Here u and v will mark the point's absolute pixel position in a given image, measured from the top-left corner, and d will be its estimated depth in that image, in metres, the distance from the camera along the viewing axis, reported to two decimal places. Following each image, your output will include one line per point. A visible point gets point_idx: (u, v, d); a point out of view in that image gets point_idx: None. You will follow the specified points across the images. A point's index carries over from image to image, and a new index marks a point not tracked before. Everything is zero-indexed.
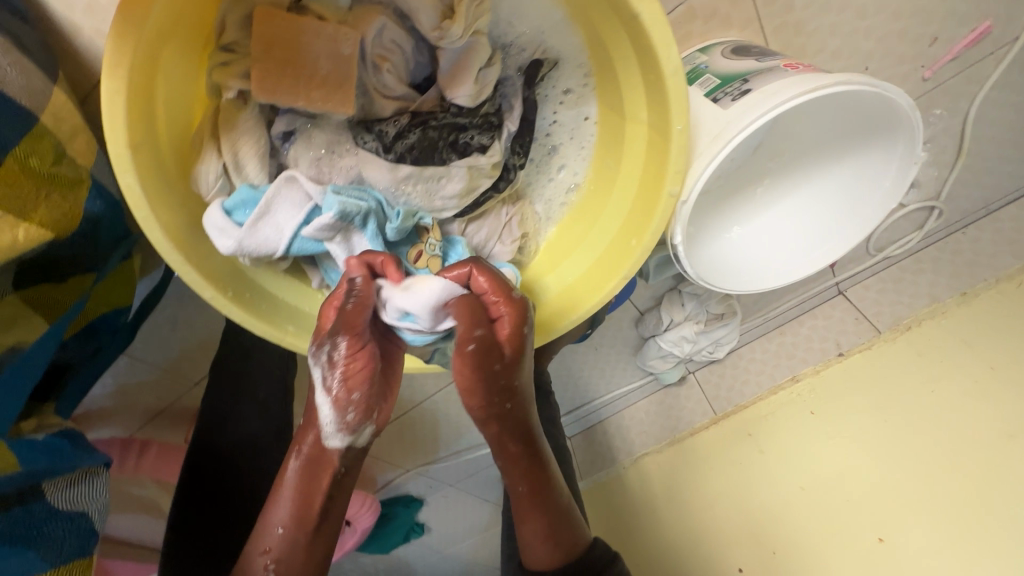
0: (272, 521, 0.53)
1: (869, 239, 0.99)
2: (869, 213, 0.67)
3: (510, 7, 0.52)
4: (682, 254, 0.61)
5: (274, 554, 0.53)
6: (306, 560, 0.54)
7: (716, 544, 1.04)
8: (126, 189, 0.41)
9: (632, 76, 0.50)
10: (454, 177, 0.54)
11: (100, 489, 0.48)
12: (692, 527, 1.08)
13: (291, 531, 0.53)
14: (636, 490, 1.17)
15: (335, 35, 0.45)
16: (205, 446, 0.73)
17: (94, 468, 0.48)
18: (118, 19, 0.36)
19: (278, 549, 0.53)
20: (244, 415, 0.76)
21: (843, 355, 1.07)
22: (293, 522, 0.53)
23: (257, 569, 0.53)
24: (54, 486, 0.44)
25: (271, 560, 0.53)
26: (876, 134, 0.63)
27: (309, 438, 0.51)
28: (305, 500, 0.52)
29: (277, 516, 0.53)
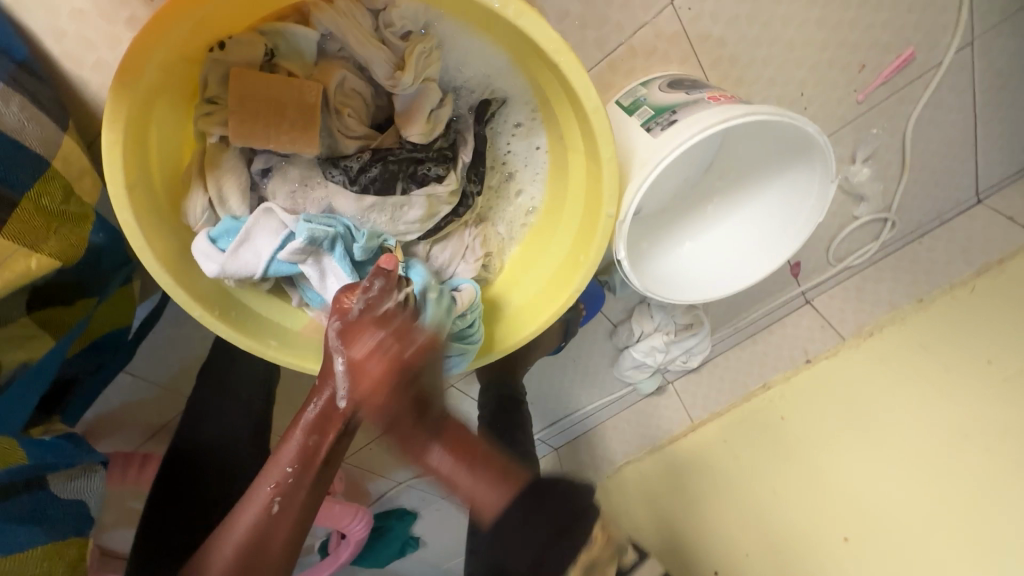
0: (281, 464, 0.54)
1: (828, 249, 1.04)
2: (800, 227, 0.72)
3: (458, 58, 0.58)
4: (625, 270, 0.67)
5: (280, 492, 0.53)
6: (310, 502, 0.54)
7: (692, 549, 1.07)
8: (124, 224, 0.48)
9: (566, 112, 0.57)
10: (414, 205, 0.61)
11: (96, 484, 0.53)
12: (667, 531, 1.11)
13: (297, 473, 0.54)
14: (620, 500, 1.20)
15: (301, 87, 0.52)
16: (178, 456, 0.74)
17: (92, 464, 0.54)
18: (116, 85, 0.43)
19: (286, 485, 0.53)
20: (220, 423, 0.76)
21: (810, 361, 1.12)
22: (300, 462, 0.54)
23: (258, 503, 0.53)
24: (57, 478, 0.50)
25: (277, 493, 0.53)
26: (797, 156, 0.69)
27: (328, 393, 0.55)
28: (317, 443, 0.54)
29: (286, 456, 0.54)
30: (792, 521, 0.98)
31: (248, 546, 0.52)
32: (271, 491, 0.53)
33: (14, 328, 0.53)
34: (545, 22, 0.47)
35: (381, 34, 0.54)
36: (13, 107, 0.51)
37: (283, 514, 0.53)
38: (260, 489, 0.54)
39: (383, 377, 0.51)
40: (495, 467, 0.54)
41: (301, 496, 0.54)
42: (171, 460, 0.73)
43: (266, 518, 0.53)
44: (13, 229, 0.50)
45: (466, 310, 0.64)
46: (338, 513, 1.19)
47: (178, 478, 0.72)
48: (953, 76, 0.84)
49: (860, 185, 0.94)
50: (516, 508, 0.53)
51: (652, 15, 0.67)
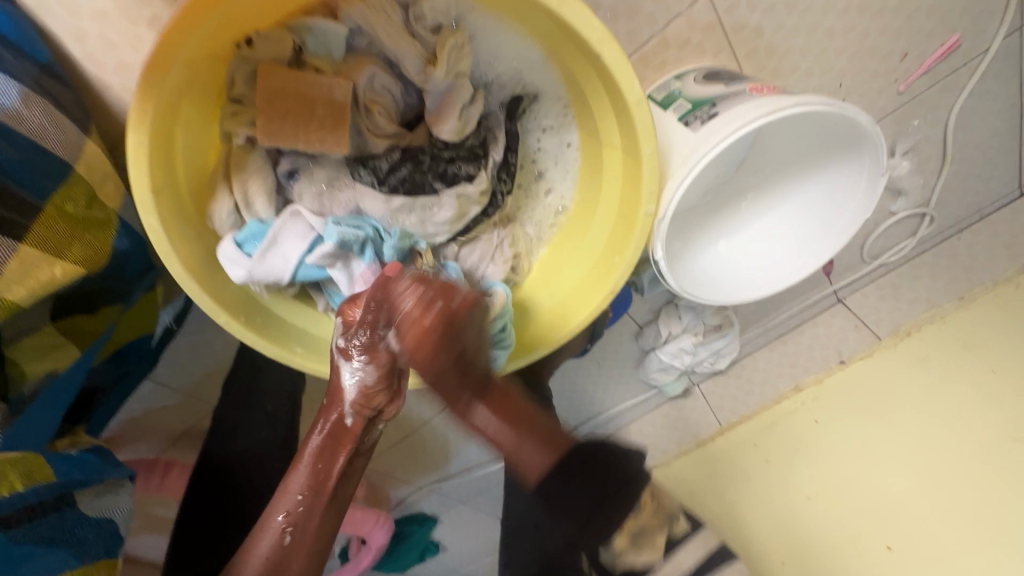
0: (293, 493, 0.55)
1: (862, 247, 1.01)
2: (846, 223, 0.69)
3: (489, 51, 0.56)
4: (664, 269, 0.64)
5: (291, 520, 0.55)
6: (321, 530, 0.55)
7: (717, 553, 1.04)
8: (149, 228, 0.47)
9: (604, 106, 0.54)
10: (444, 205, 0.59)
11: (123, 500, 0.54)
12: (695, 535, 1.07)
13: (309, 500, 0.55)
14: None
15: (330, 84, 0.50)
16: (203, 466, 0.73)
17: (120, 482, 0.54)
18: (142, 84, 0.41)
19: (296, 513, 0.55)
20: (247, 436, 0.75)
21: (844, 362, 1.08)
22: (310, 489, 0.55)
23: (271, 533, 0.54)
24: (84, 496, 0.51)
25: (289, 523, 0.54)
26: (845, 149, 0.66)
27: (336, 415, 0.56)
28: (326, 468, 0.56)
29: (296, 483, 0.55)
30: (826, 526, 0.95)
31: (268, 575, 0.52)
32: (281, 522, 0.54)
33: (37, 339, 0.51)
34: (586, 10, 0.45)
35: (412, 29, 0.52)
36: (36, 111, 0.50)
37: (296, 543, 0.54)
38: (271, 519, 0.55)
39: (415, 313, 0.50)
40: (539, 423, 0.48)
41: (314, 524, 0.55)
42: (199, 472, 0.73)
43: (279, 550, 0.53)
44: (37, 236, 0.48)
45: (498, 314, 0.61)
46: (360, 519, 1.17)
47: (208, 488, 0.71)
48: (998, 63, 0.80)
49: (899, 179, 0.90)
50: (567, 472, 0.44)
51: (687, 5, 0.64)
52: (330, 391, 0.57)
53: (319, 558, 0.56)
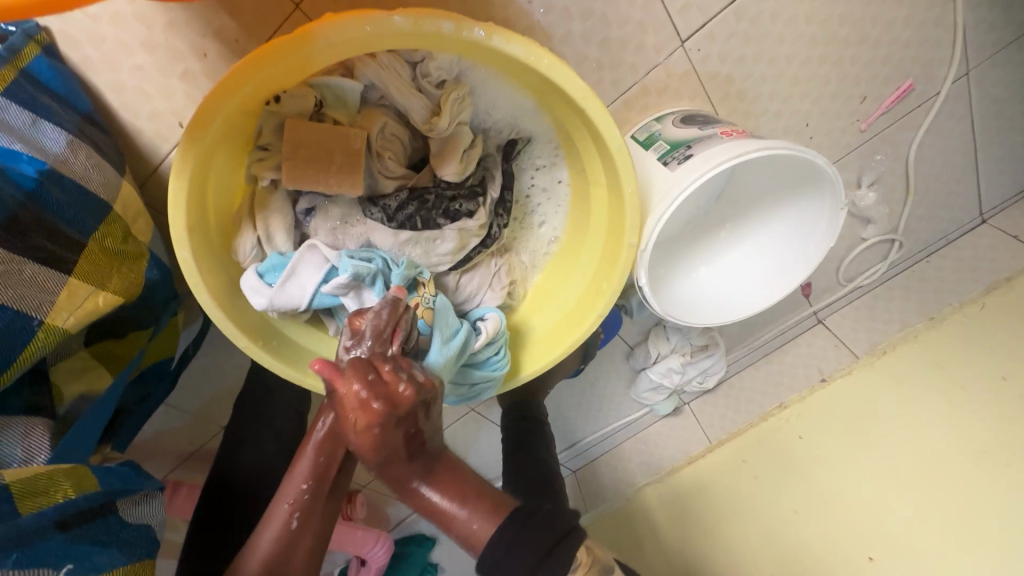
0: (296, 484, 0.56)
1: (837, 270, 1.07)
2: (812, 251, 0.75)
3: (487, 101, 0.62)
4: (646, 295, 0.70)
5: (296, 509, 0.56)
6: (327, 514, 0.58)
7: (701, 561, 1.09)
8: (183, 262, 0.52)
9: (590, 149, 0.61)
10: (446, 238, 0.64)
11: (158, 508, 0.54)
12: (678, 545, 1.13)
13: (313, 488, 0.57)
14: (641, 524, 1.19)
15: (347, 135, 0.57)
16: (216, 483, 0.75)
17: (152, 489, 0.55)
18: (185, 139, 0.48)
19: (300, 497, 0.56)
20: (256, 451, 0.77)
21: (826, 380, 1.13)
22: (315, 475, 0.57)
23: (276, 521, 0.55)
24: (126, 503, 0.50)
25: (294, 509, 0.55)
26: (807, 185, 0.72)
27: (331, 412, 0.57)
28: (328, 460, 0.57)
29: (301, 471, 0.57)
30: (811, 537, 0.99)
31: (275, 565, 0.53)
32: (287, 506, 0.56)
33: (73, 361, 0.56)
34: (572, 71, 0.51)
35: (419, 84, 0.58)
36: (80, 156, 0.57)
37: (302, 528, 0.55)
38: (277, 506, 0.56)
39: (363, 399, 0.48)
40: (487, 500, 0.56)
41: (320, 508, 0.57)
42: (214, 483, 0.75)
43: (285, 534, 0.54)
44: (84, 268, 0.53)
45: (491, 340, 0.67)
46: (360, 539, 1.21)
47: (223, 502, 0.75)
48: (950, 104, 0.88)
49: (866, 208, 0.97)
50: (520, 524, 0.54)
51: (664, 56, 0.71)
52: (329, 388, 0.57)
53: (320, 546, 0.58)
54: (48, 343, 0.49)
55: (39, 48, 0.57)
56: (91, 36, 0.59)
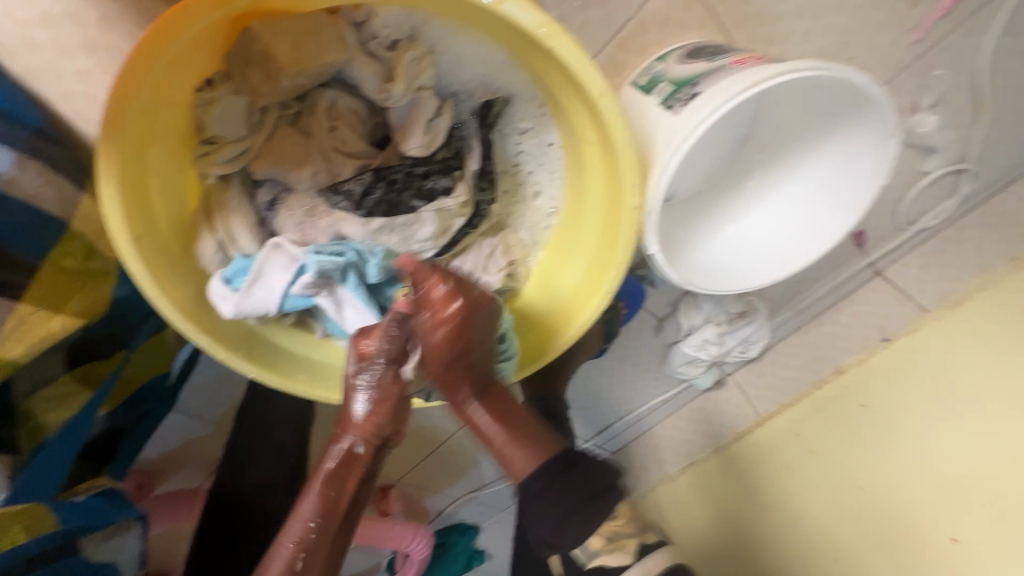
0: (301, 522, 0.53)
1: (896, 212, 0.92)
2: (857, 194, 0.63)
3: (451, 60, 0.54)
4: (659, 263, 0.61)
5: (302, 547, 0.53)
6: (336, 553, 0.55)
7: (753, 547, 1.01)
8: (137, 276, 0.47)
9: (575, 101, 0.52)
10: (425, 221, 0.57)
11: (129, 540, 0.57)
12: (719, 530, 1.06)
13: (320, 524, 0.54)
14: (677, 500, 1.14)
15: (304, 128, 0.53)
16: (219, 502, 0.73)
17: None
18: (103, 139, 0.41)
19: (304, 539, 0.53)
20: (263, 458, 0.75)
21: (890, 340, 1.00)
22: (320, 513, 0.54)
23: (279, 562, 0.52)
24: (92, 542, 0.53)
25: (298, 550, 0.52)
26: (846, 113, 0.61)
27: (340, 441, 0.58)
28: (335, 495, 0.55)
29: (305, 508, 0.55)
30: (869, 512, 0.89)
31: None
32: (288, 547, 0.53)
33: (54, 388, 0.53)
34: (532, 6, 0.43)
35: (369, 47, 0.50)
36: (30, 174, 0.52)
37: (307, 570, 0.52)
38: (281, 547, 0.53)
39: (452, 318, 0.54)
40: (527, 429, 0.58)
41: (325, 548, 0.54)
42: (221, 502, 0.73)
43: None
44: (37, 294, 0.50)
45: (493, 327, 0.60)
46: (398, 534, 1.17)
47: (226, 517, 0.71)
48: None
49: (926, 136, 0.82)
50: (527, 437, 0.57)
51: None
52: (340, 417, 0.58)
53: None
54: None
55: None
56: None
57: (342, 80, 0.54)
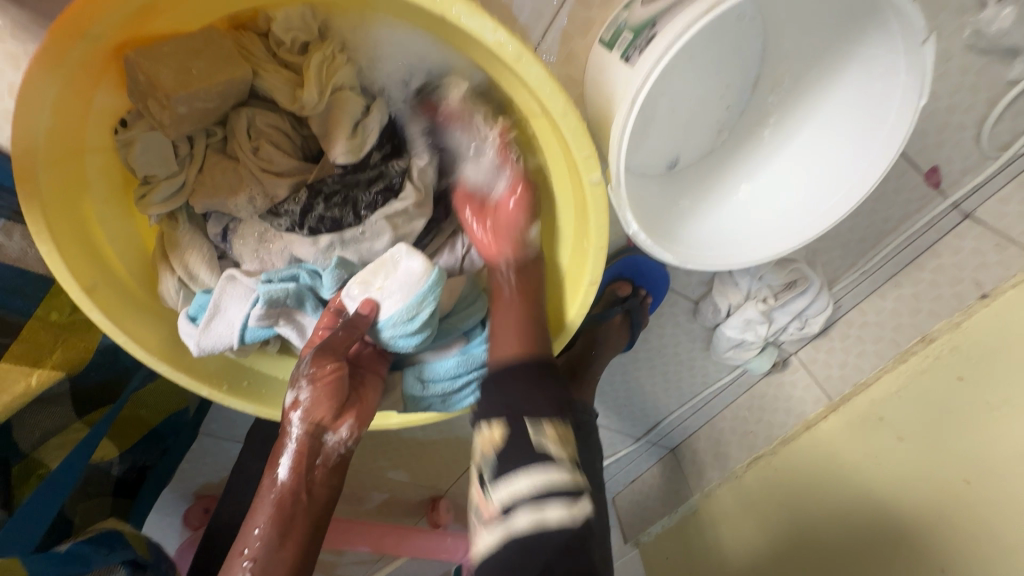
0: (250, 530, 0.52)
1: (980, 137, 0.72)
2: (893, 119, 0.50)
3: (369, 52, 0.49)
4: (648, 243, 0.52)
5: (253, 559, 0.51)
6: (293, 562, 0.52)
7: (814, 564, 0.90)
8: (99, 324, 0.47)
9: (503, 72, 0.45)
10: (376, 232, 0.54)
11: None
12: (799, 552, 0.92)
13: (268, 532, 0.52)
14: (740, 493, 1.06)
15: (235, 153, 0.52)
16: (217, 544, 0.71)
17: (109, 566, 0.53)
18: (22, 195, 0.41)
19: (257, 547, 0.51)
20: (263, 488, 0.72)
21: (989, 296, 0.80)
22: (271, 517, 0.52)
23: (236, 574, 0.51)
24: None
25: (250, 560, 0.51)
26: (862, 20, 0.48)
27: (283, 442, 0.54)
28: (282, 496, 0.53)
29: (255, 518, 0.53)
30: (967, 514, 0.73)
31: None
32: (242, 558, 0.51)
33: (67, 434, 0.56)
34: None
35: (279, 57, 0.47)
36: (16, 238, 0.55)
37: None
38: (235, 561, 0.52)
39: (336, 381, 0.53)
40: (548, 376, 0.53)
41: (278, 559, 0.51)
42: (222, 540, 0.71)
43: None
44: (19, 351, 0.53)
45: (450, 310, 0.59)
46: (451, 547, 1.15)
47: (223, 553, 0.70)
48: None
49: (1006, 36, 0.63)
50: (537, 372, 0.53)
51: None
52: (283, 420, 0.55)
53: None
54: None
55: None
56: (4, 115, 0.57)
57: (262, 97, 0.51)
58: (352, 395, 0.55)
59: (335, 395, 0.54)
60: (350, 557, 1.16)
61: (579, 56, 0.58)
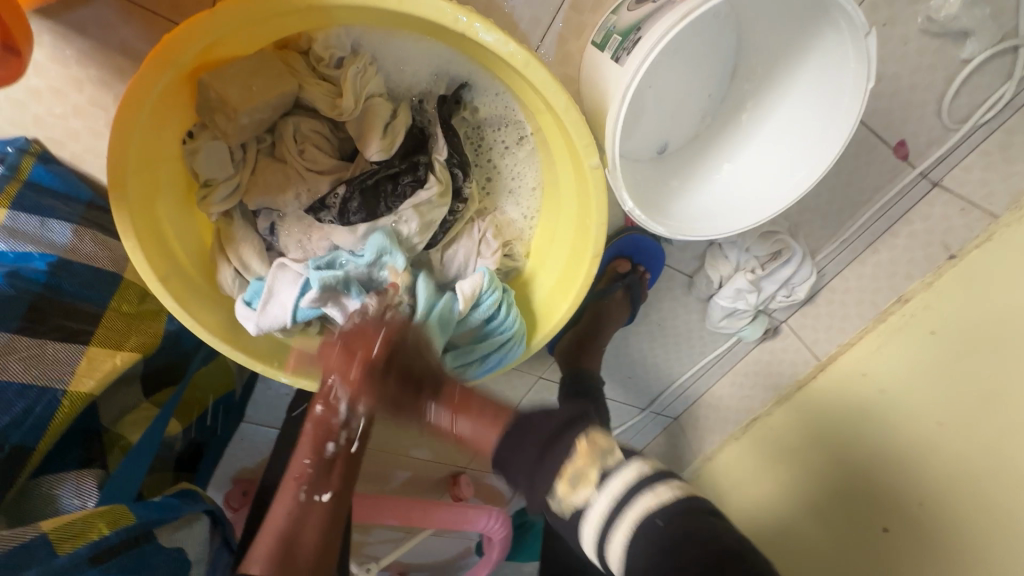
0: (299, 460, 0.61)
1: (940, 112, 0.80)
2: (848, 101, 0.58)
3: (395, 63, 0.57)
4: (643, 218, 0.60)
5: (305, 484, 0.61)
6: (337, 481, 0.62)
7: (816, 518, 0.97)
8: (173, 309, 0.55)
9: (512, 76, 0.52)
10: (407, 219, 0.62)
11: (197, 531, 0.59)
12: (797, 502, 1.01)
13: (316, 463, 0.61)
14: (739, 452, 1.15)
15: (283, 156, 0.60)
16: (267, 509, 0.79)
17: (195, 514, 0.60)
18: (114, 199, 0.49)
19: (307, 474, 0.61)
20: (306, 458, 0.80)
21: (956, 256, 0.90)
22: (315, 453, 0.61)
23: (287, 500, 0.61)
24: (165, 529, 0.55)
25: (303, 485, 0.61)
26: (818, 17, 0.56)
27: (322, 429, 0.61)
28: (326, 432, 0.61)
29: (303, 451, 0.61)
30: (940, 452, 0.82)
31: (287, 534, 0.59)
32: (297, 483, 0.61)
33: (138, 412, 0.64)
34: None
35: (319, 71, 0.55)
36: (86, 240, 0.64)
37: (310, 501, 0.61)
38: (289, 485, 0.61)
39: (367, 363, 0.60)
40: (489, 408, 0.58)
41: (325, 484, 0.61)
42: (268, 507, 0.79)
43: (297, 505, 0.60)
44: (100, 338, 0.60)
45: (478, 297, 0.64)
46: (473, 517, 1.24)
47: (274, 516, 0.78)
48: None
49: (954, 20, 0.71)
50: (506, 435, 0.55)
51: None
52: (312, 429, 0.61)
53: (332, 519, 0.62)
54: (73, 407, 0.56)
55: (33, 156, 0.63)
56: (68, 132, 0.64)
57: (303, 106, 0.59)
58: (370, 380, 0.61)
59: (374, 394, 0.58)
60: (380, 530, 1.25)
61: (574, 56, 0.66)
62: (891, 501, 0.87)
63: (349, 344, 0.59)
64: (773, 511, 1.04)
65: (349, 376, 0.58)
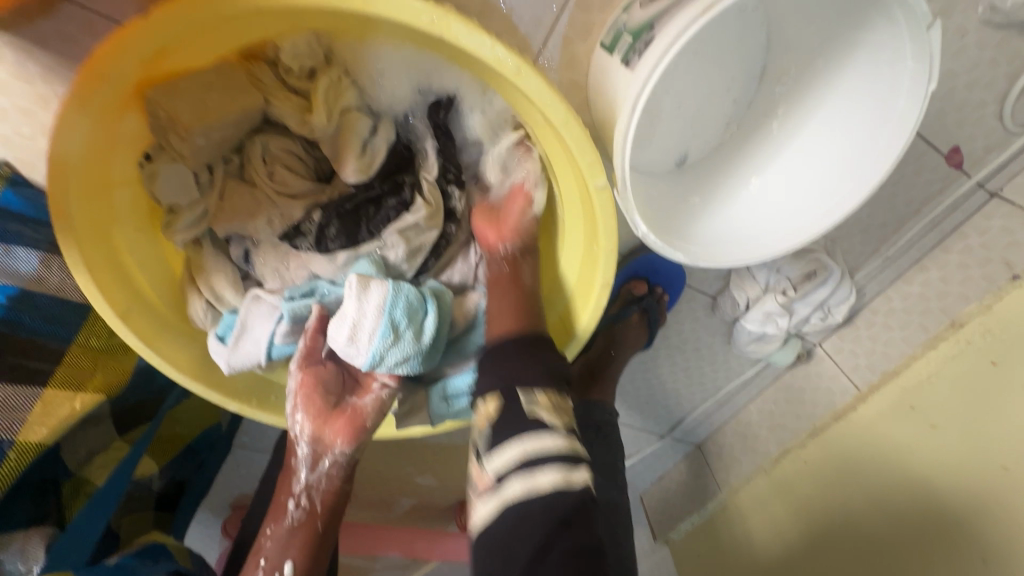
0: (263, 532, 0.56)
1: (1002, 113, 0.70)
2: (904, 105, 0.50)
3: (375, 74, 0.51)
4: (658, 244, 0.52)
5: (267, 557, 0.54)
6: (313, 544, 0.55)
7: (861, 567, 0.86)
8: (133, 346, 0.49)
9: (503, 84, 0.45)
10: (393, 245, 0.55)
11: None
12: (834, 548, 0.90)
13: (276, 528, 0.55)
14: (765, 486, 1.05)
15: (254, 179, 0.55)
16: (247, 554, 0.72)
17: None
18: (58, 230, 0.44)
19: (269, 547, 0.54)
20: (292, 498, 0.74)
21: (1021, 276, 0.78)
22: (275, 517, 0.56)
23: None
24: None
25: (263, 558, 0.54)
26: (865, 9, 0.48)
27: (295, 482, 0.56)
28: (288, 488, 0.57)
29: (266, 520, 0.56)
30: (1010, 503, 0.70)
31: None
32: (257, 561, 0.54)
33: (108, 453, 0.59)
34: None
35: (288, 83, 0.49)
36: (55, 269, 0.60)
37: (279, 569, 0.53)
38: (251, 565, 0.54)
39: (325, 382, 0.56)
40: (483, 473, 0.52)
41: (293, 545, 0.54)
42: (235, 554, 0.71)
43: None
44: (60, 377, 0.55)
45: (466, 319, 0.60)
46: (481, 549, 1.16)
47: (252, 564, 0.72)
48: None
49: (1021, 10, 0.61)
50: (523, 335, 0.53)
51: None
52: (275, 496, 0.57)
53: None
54: (21, 460, 0.50)
55: (3, 180, 0.59)
56: (39, 154, 0.60)
57: (274, 123, 0.54)
58: (339, 398, 0.56)
59: (323, 397, 0.55)
60: (383, 561, 1.18)
61: (581, 61, 0.59)
62: (958, 561, 0.75)
63: (318, 381, 0.56)
64: (810, 557, 0.93)
65: (299, 385, 0.55)
